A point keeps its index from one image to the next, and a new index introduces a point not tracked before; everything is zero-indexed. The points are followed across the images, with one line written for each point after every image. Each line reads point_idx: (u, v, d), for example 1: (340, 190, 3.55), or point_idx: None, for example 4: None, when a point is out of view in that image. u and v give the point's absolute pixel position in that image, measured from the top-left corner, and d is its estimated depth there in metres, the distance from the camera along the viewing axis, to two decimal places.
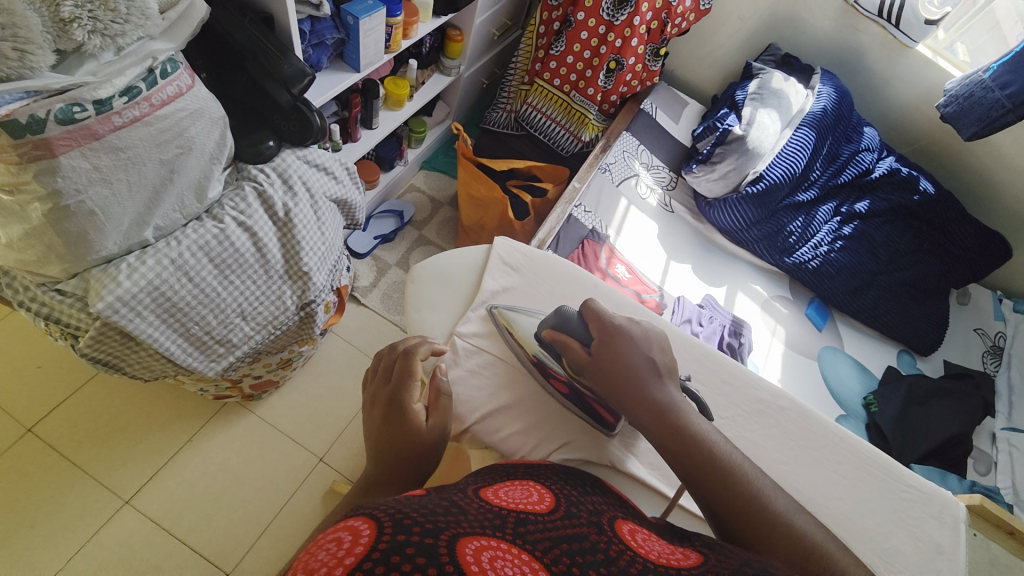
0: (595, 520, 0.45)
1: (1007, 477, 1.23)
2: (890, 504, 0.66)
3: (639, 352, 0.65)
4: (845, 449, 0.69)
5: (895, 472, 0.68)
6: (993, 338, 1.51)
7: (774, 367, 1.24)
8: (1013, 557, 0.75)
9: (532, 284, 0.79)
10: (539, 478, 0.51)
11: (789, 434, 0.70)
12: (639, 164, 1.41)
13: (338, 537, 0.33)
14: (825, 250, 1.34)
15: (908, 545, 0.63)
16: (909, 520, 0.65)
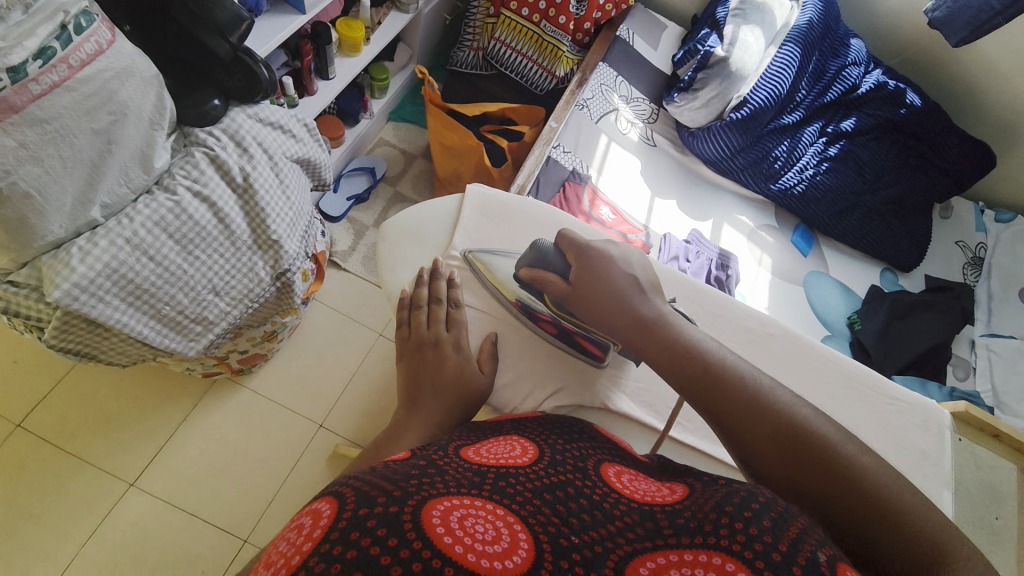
0: (580, 466, 0.47)
1: (986, 380, 1.31)
2: (874, 416, 0.67)
3: (621, 275, 0.65)
4: (832, 368, 0.69)
5: (881, 386, 0.69)
6: (974, 249, 1.53)
7: (761, 296, 1.26)
8: (984, 454, 0.79)
9: (508, 231, 0.75)
10: (529, 432, 0.53)
11: (778, 359, 0.69)
12: (618, 98, 1.34)
13: (294, 534, 0.33)
14: (811, 174, 1.31)
15: (892, 454, 0.65)
16: (893, 429, 0.66)
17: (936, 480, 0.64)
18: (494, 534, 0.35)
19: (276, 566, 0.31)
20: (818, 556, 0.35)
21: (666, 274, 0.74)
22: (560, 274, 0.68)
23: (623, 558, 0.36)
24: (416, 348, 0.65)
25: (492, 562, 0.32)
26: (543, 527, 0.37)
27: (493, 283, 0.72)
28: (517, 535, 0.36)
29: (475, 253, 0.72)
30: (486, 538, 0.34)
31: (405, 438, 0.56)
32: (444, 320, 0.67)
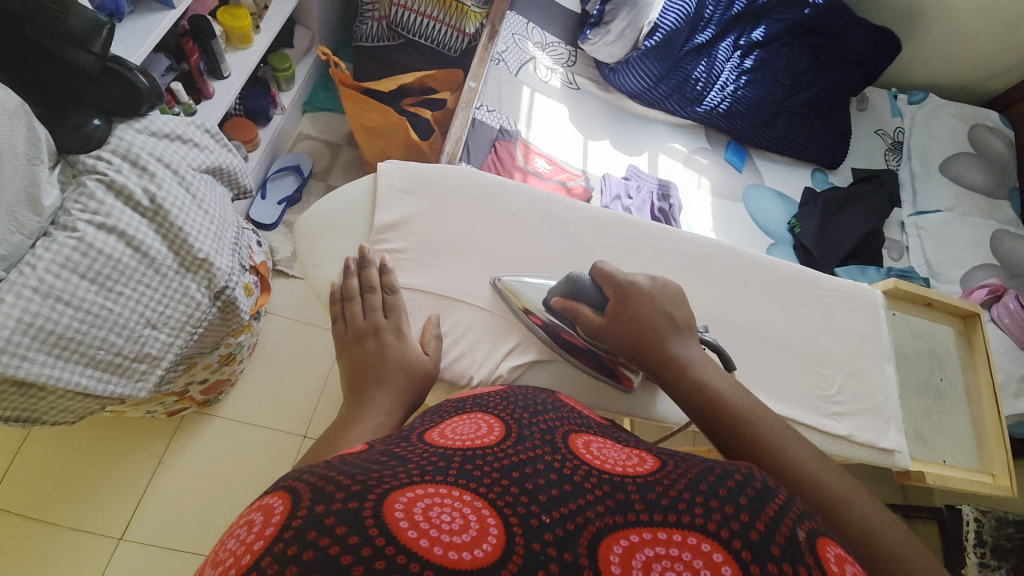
0: (548, 438, 0.42)
1: (919, 257, 1.42)
2: (818, 308, 0.68)
3: (658, 314, 0.58)
4: (769, 276, 0.69)
5: (816, 281, 0.70)
6: (892, 134, 1.61)
7: (706, 219, 1.30)
8: (917, 322, 0.86)
9: (434, 204, 0.69)
10: (490, 406, 0.50)
11: (722, 275, 0.69)
12: (533, 46, 1.30)
13: (243, 531, 0.30)
14: (732, 89, 1.34)
15: (838, 341, 0.67)
16: (836, 319, 0.68)
17: (879, 356, 0.67)
18: (461, 522, 0.30)
19: (223, 567, 0.29)
20: (798, 532, 0.33)
21: (604, 217, 0.71)
22: (595, 306, 0.60)
23: (597, 535, 0.31)
24: (355, 341, 0.59)
25: (460, 553, 0.28)
26: (511, 508, 0.32)
27: (428, 259, 0.67)
28: (486, 521, 0.31)
29: (505, 280, 0.66)
30: (453, 529, 0.30)
31: (354, 431, 0.48)
32: (381, 308, 0.61)
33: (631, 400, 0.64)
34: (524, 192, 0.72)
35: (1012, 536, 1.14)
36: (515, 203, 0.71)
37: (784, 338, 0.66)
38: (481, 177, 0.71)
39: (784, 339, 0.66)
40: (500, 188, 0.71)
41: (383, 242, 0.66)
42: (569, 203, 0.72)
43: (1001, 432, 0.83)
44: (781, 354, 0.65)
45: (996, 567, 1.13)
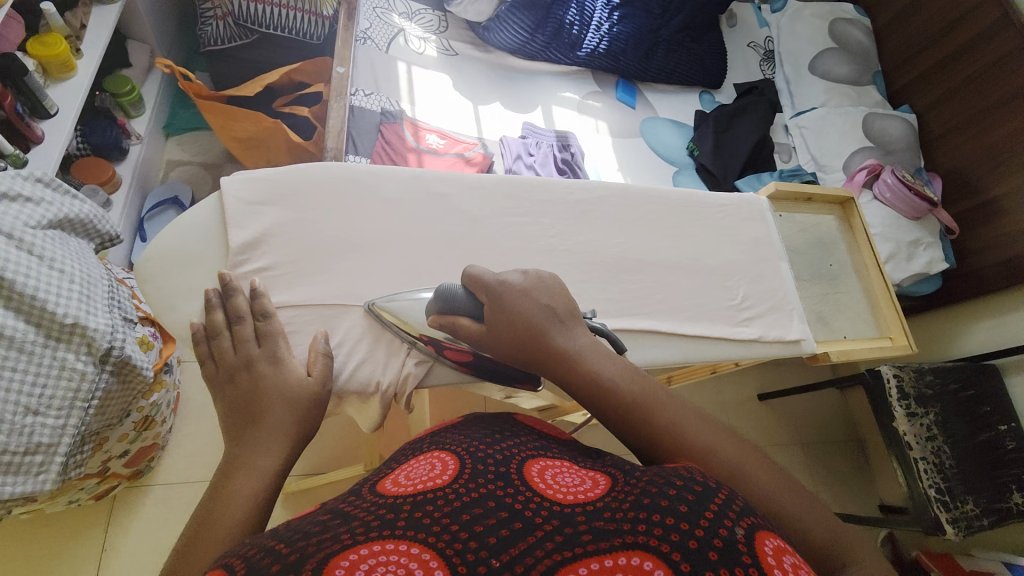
0: (502, 470, 0.45)
1: (806, 154, 1.55)
2: (715, 227, 0.71)
3: (532, 310, 0.54)
4: (663, 204, 0.71)
5: (708, 201, 0.72)
6: (763, 45, 1.72)
7: (611, 160, 1.32)
8: (803, 216, 0.93)
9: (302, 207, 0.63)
10: (446, 442, 0.51)
11: (622, 214, 0.69)
12: (399, 17, 1.22)
13: None
14: (608, 28, 1.34)
15: (735, 251, 0.71)
16: (729, 230, 0.71)
17: (775, 258, 0.72)
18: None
19: None
20: (737, 533, 0.34)
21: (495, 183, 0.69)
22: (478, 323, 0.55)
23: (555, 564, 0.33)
24: (226, 377, 0.54)
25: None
26: (461, 555, 0.34)
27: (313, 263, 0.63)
28: (428, 564, 0.33)
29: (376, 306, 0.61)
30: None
31: (237, 477, 0.46)
32: (253, 338, 0.56)
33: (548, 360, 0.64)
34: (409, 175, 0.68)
35: (930, 382, 1.30)
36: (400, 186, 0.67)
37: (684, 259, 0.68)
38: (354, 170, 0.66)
39: (685, 262, 0.68)
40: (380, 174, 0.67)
41: (246, 264, 0.61)
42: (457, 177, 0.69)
43: (891, 298, 0.91)
44: (687, 275, 0.68)
45: (923, 415, 1.25)
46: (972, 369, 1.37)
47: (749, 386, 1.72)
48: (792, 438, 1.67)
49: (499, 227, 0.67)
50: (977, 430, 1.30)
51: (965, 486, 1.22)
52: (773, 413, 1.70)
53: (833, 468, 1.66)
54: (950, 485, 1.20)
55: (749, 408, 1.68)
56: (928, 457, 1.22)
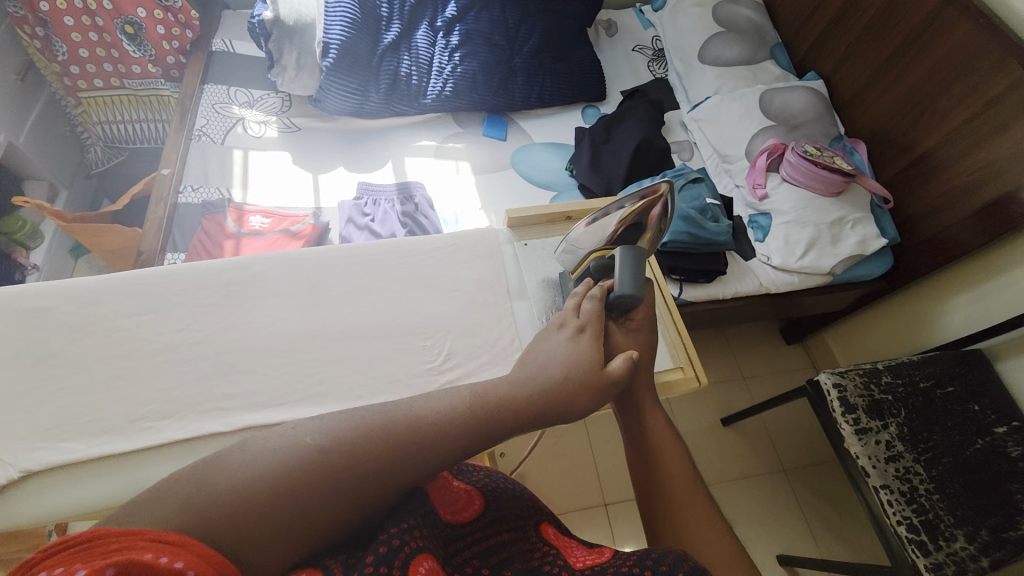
0: (522, 524, 0.50)
1: (708, 148, 1.41)
2: (415, 277, 0.68)
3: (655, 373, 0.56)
4: (359, 263, 0.68)
5: (416, 249, 0.69)
6: (651, 46, 1.63)
7: (472, 200, 1.26)
8: None
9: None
10: (474, 479, 0.55)
11: (349, 281, 0.67)
12: (239, 107, 1.26)
13: None
14: (450, 70, 1.31)
15: (445, 302, 0.66)
16: (432, 278, 0.67)
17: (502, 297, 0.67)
18: None
19: None
20: None
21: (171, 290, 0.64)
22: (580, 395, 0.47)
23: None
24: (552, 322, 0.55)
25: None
26: None
27: None
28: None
29: None
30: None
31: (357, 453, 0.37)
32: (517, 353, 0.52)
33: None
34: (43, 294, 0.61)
35: (887, 386, 1.08)
36: (53, 302, 0.60)
37: (379, 311, 0.65)
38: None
39: (390, 325, 0.64)
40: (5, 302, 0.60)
41: None
42: (115, 288, 0.62)
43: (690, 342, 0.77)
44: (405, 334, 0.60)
45: (880, 430, 1.04)
46: (947, 360, 1.12)
47: (709, 411, 1.50)
48: (770, 466, 1.43)
49: (200, 316, 0.62)
50: (965, 439, 1.04)
51: (951, 515, 0.98)
52: (742, 438, 1.47)
53: (828, 497, 1.39)
54: (929, 516, 0.97)
55: (712, 438, 1.46)
56: (892, 485, 1.00)
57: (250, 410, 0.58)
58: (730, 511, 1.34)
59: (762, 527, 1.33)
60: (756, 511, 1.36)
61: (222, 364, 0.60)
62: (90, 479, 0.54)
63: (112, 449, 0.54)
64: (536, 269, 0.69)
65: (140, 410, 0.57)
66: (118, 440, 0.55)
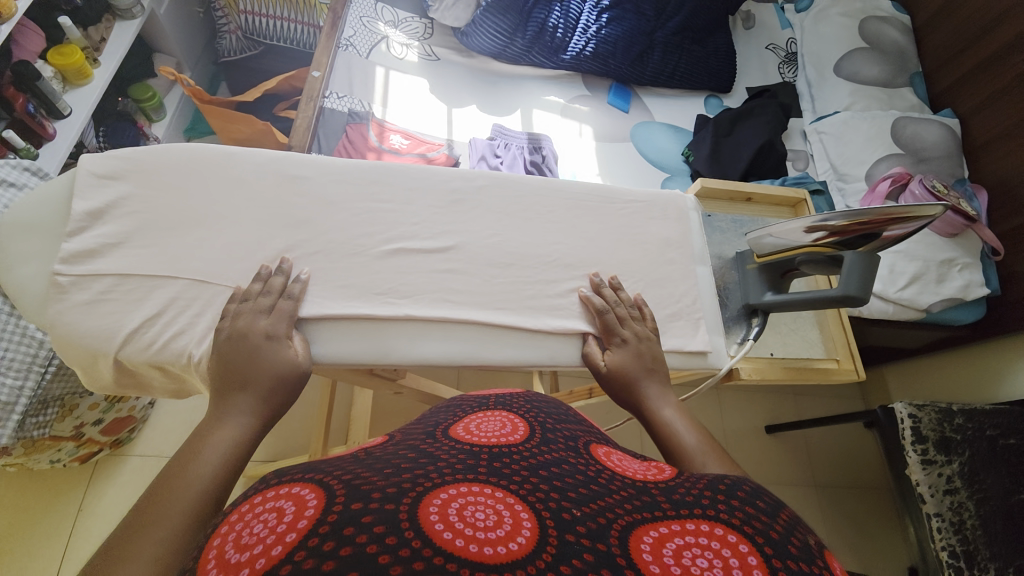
0: (571, 443, 0.46)
1: (824, 162, 1.40)
2: (613, 224, 0.70)
3: (630, 356, 0.59)
4: (555, 197, 0.70)
5: (616, 196, 0.72)
6: (784, 47, 1.60)
7: (591, 164, 1.27)
8: (759, 216, 0.82)
9: (156, 186, 0.57)
10: (514, 405, 0.53)
11: (547, 214, 0.69)
12: (384, 25, 1.26)
13: (272, 519, 0.32)
14: (595, 30, 1.31)
15: (635, 253, 0.69)
16: (630, 230, 0.70)
17: (683, 260, 0.70)
18: (495, 519, 0.33)
19: (255, 550, 0.30)
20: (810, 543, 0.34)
21: (363, 180, 0.64)
22: (270, 392, 0.51)
23: (626, 528, 0.33)
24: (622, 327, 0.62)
25: (495, 548, 0.31)
26: (543, 503, 0.35)
27: (169, 232, 0.57)
28: (519, 516, 0.33)
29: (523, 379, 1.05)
30: (487, 525, 0.32)
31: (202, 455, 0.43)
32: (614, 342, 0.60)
33: (408, 344, 0.59)
34: (266, 154, 0.62)
35: (959, 426, 1.10)
36: (272, 170, 0.61)
37: (560, 242, 0.67)
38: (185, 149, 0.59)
39: (575, 259, 0.67)
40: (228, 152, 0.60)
41: (86, 234, 0.55)
42: (336, 167, 0.63)
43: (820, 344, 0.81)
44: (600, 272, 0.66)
45: (944, 464, 1.07)
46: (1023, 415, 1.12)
47: (756, 417, 1.54)
48: (804, 479, 1.48)
49: (403, 207, 0.64)
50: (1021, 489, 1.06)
51: (990, 553, 1.02)
52: (782, 448, 1.51)
53: (854, 518, 1.45)
54: (970, 549, 1.02)
55: (755, 441, 1.51)
56: (944, 514, 1.04)
57: (444, 301, 0.61)
58: None
59: None
60: None
61: (409, 263, 0.62)
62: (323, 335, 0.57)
63: (323, 308, 0.57)
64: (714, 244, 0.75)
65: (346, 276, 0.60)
66: (326, 302, 0.58)
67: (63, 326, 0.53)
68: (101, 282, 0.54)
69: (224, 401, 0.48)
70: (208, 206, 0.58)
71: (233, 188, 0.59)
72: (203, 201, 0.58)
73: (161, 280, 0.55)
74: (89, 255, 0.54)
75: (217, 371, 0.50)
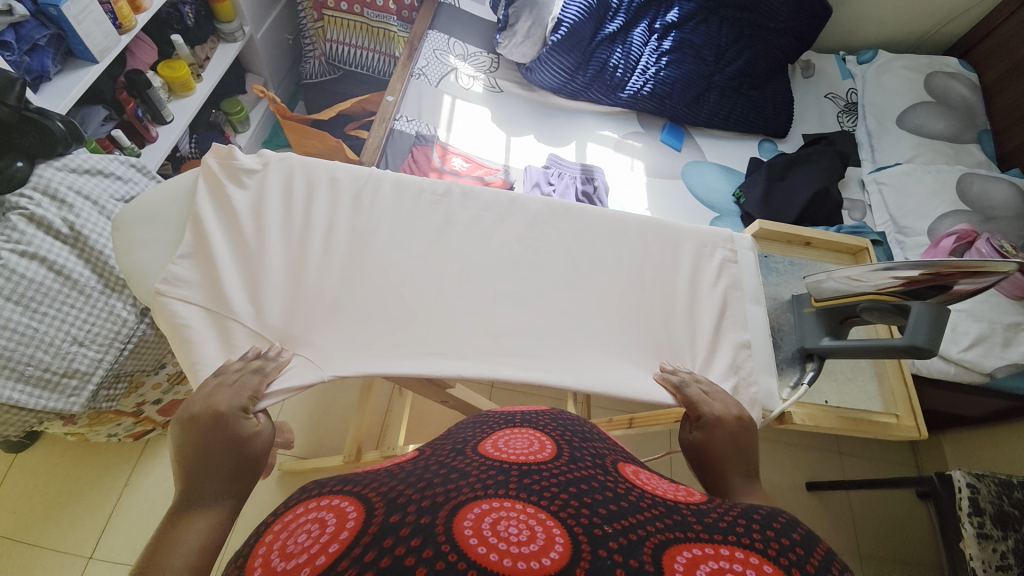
0: (599, 461, 0.45)
1: (883, 214, 1.36)
2: (663, 251, 0.74)
3: (724, 438, 0.55)
4: (614, 226, 0.75)
5: (671, 229, 0.76)
6: (844, 97, 1.59)
7: (640, 199, 1.29)
8: (814, 262, 0.81)
9: (268, 192, 0.68)
10: (540, 423, 0.53)
11: (604, 239, 0.74)
12: (455, 58, 1.35)
13: (315, 529, 0.33)
14: (654, 71, 1.35)
15: (686, 284, 0.72)
16: (681, 260, 0.74)
17: (737, 298, 0.72)
18: (528, 533, 0.32)
19: (298, 557, 0.31)
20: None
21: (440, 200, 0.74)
22: (233, 474, 0.48)
23: (659, 545, 0.32)
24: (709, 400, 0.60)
25: (528, 562, 0.30)
26: (575, 519, 0.34)
27: (275, 233, 0.66)
28: (552, 531, 0.33)
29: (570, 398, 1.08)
30: (519, 540, 0.32)
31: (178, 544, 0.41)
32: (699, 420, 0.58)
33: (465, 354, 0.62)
34: (356, 174, 0.73)
35: (1018, 501, 1.02)
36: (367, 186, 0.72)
37: (608, 270, 0.72)
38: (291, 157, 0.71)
39: (624, 288, 0.71)
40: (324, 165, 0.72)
41: (203, 229, 0.63)
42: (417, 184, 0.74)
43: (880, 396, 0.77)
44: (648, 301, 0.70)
45: (999, 539, 0.99)
46: None
47: (795, 472, 1.47)
48: (846, 545, 1.39)
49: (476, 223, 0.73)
50: None
51: None
52: (823, 509, 1.43)
53: None
54: None
55: (793, 498, 1.43)
56: None
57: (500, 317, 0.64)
58: None
59: None
60: None
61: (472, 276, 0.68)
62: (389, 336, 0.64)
63: (393, 313, 0.65)
64: (768, 284, 0.76)
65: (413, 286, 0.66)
66: (397, 299, 0.66)
67: (170, 307, 0.60)
68: (211, 265, 0.62)
69: (190, 486, 0.46)
70: (303, 209, 0.68)
71: (326, 198, 0.70)
72: (299, 206, 0.68)
73: (260, 265, 0.64)
74: (204, 248, 0.63)
75: (187, 453, 0.48)
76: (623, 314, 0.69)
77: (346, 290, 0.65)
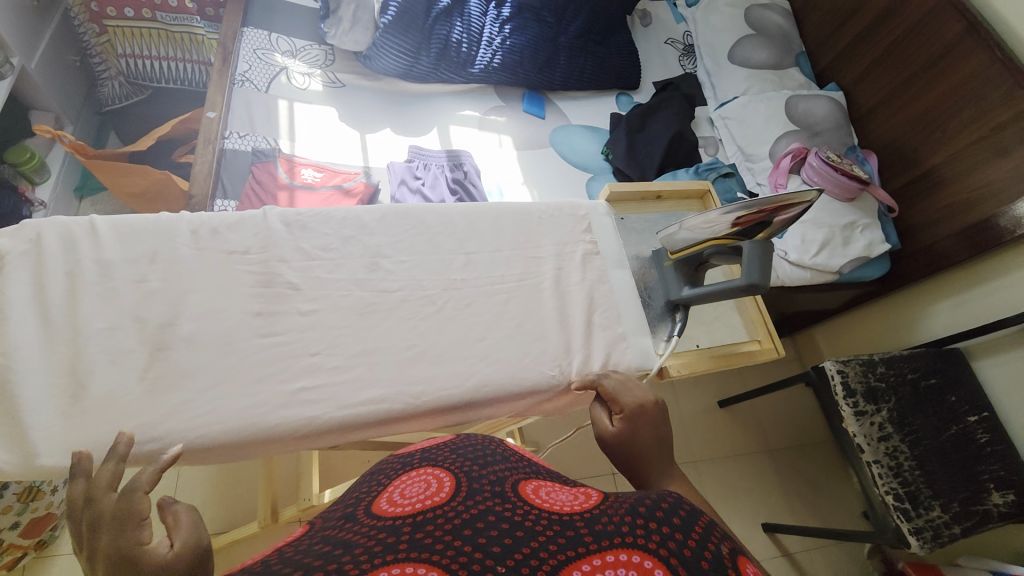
0: (498, 488, 0.43)
1: (732, 146, 1.48)
2: (526, 233, 0.73)
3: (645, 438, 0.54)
4: (477, 216, 0.72)
5: (529, 210, 0.74)
6: (682, 40, 1.70)
7: (514, 175, 1.27)
8: (671, 209, 0.86)
9: (31, 271, 0.54)
10: (440, 459, 0.52)
11: (469, 232, 0.71)
12: (281, 56, 1.21)
13: None
14: (499, 41, 1.32)
15: (553, 262, 0.72)
16: (543, 239, 0.73)
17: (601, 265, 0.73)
18: None
19: None
20: (721, 548, 0.35)
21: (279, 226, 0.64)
22: None
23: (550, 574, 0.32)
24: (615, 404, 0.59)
25: None
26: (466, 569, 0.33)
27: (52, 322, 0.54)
28: None
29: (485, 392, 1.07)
30: None
31: None
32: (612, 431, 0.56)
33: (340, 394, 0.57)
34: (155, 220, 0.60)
35: (882, 375, 1.18)
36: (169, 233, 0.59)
37: (475, 265, 0.69)
38: (45, 228, 0.56)
39: (498, 281, 0.69)
40: (102, 229, 0.58)
41: None
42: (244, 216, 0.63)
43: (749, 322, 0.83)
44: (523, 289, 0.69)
45: (874, 413, 1.15)
46: (931, 356, 1.25)
47: (708, 394, 1.61)
48: (759, 445, 1.56)
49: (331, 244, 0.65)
50: (941, 423, 1.18)
51: (931, 491, 1.10)
52: (735, 420, 1.59)
53: (807, 476, 1.54)
54: (912, 489, 1.10)
55: (710, 418, 1.57)
56: (882, 461, 1.11)
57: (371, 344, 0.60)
58: (715, 487, 1.45)
59: (748, 500, 1.46)
60: (745, 485, 1.48)
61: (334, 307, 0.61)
62: (246, 397, 0.55)
63: (245, 369, 0.56)
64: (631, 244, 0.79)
65: (263, 334, 0.58)
66: (251, 354, 0.58)
67: None
68: None
69: None
70: (88, 281, 0.56)
71: (108, 281, 0.56)
72: (79, 279, 0.55)
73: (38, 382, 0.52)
74: None
75: None
76: (501, 310, 0.67)
77: (165, 391, 0.54)
